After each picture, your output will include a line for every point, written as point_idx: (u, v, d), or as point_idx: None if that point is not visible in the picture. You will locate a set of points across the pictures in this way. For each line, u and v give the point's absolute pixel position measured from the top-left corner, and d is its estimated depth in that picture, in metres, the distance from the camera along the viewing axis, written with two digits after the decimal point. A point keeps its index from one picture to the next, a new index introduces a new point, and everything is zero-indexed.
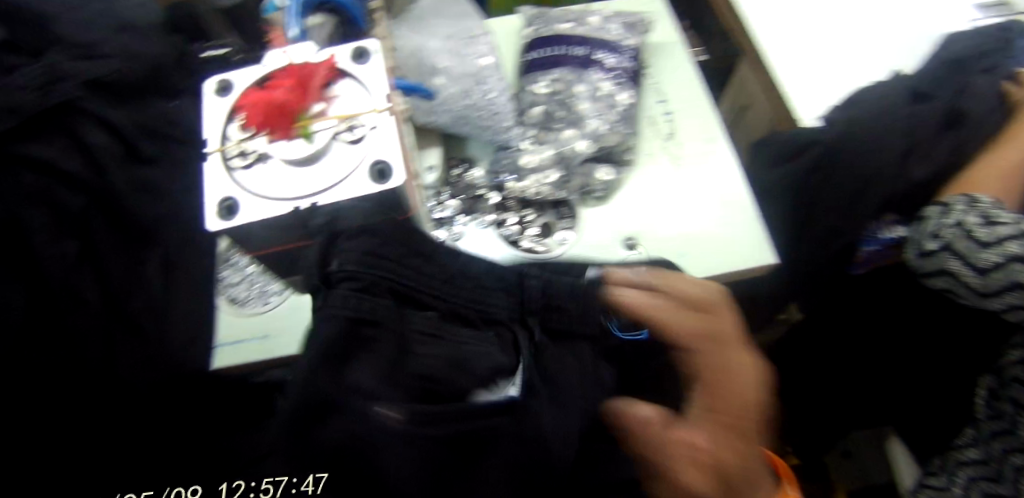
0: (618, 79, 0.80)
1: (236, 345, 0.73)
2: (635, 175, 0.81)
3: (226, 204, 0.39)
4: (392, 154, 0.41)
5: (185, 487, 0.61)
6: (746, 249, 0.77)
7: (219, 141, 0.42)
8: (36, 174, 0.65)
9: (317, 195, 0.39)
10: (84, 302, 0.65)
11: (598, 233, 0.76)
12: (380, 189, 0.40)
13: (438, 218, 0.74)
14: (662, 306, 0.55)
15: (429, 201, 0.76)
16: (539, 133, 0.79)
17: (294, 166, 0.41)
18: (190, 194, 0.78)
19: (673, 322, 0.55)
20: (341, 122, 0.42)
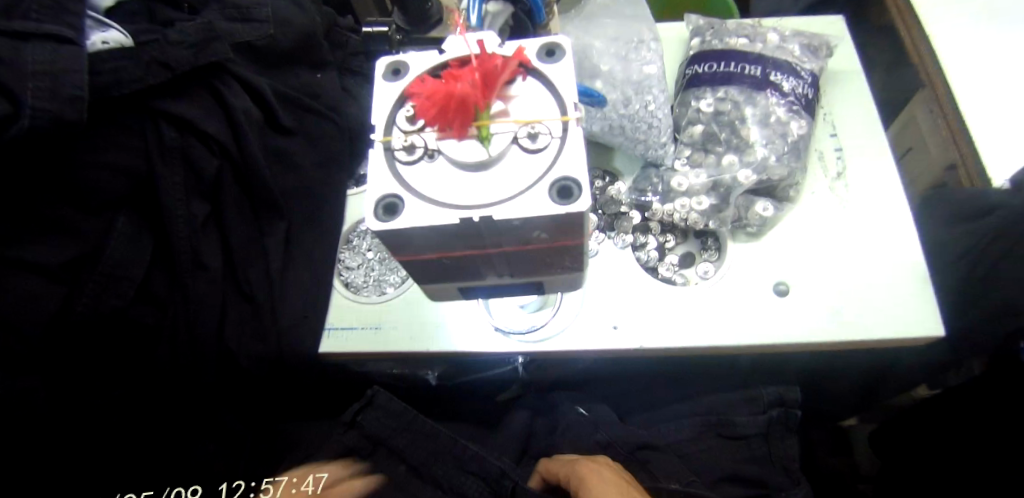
0: (794, 105, 0.71)
1: (345, 330, 0.72)
2: (795, 211, 0.73)
3: (389, 202, 0.35)
4: (579, 169, 0.34)
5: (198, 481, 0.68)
6: (910, 318, 0.66)
7: (385, 130, 0.37)
8: (177, 131, 0.65)
9: (492, 206, 0.34)
10: (204, 268, 0.66)
11: (745, 272, 0.69)
12: (563, 210, 0.33)
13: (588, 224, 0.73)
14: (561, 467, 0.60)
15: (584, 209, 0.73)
16: (695, 155, 0.73)
17: (466, 170, 0.35)
18: (319, 170, 0.77)
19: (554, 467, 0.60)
20: (521, 126, 0.36)
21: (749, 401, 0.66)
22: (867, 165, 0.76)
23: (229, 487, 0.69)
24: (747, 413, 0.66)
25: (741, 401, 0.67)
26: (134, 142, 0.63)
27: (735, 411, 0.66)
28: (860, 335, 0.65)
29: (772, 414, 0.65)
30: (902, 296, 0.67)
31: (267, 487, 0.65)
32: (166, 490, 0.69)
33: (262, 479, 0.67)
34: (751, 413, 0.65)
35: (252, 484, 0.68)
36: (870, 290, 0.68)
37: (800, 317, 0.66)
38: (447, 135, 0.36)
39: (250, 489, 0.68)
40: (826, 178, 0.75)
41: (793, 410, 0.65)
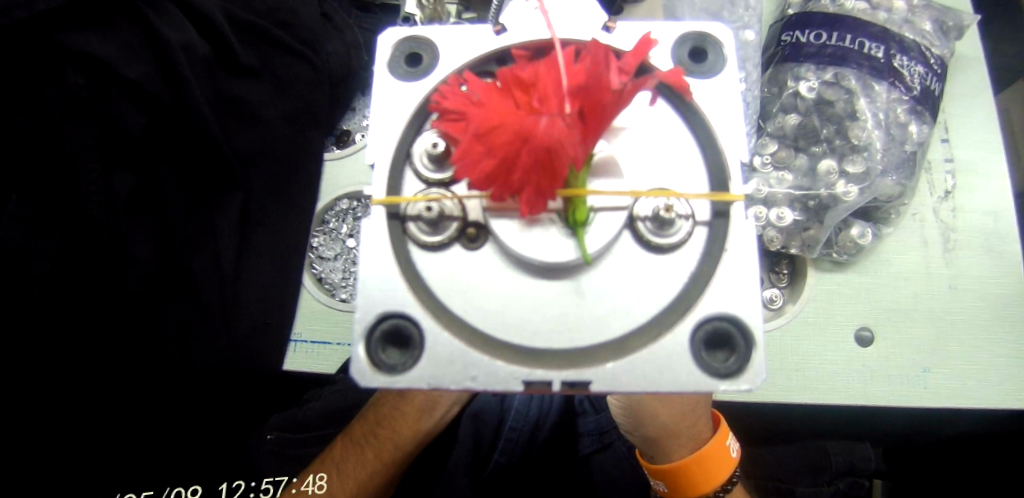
0: (919, 104, 0.54)
1: (316, 346, 0.55)
2: (893, 236, 0.58)
3: (402, 328, 0.20)
4: (744, 302, 0.19)
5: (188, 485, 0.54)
6: (1003, 386, 0.55)
7: (390, 175, 0.21)
8: (85, 74, 0.47)
9: (589, 363, 0.19)
10: (134, 260, 0.50)
11: (824, 311, 0.56)
12: (722, 386, 0.19)
13: None
14: None
15: None
16: (783, 152, 0.55)
17: (540, 275, 0.20)
18: (288, 127, 0.57)
19: None
20: (645, 199, 0.20)
21: (815, 469, 0.62)
22: (980, 183, 0.61)
23: (230, 486, 0.53)
24: (809, 483, 0.61)
25: (807, 465, 0.63)
26: (26, 93, 0.46)
27: (798, 481, 0.62)
28: (944, 403, 0.54)
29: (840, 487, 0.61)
30: (1004, 360, 0.55)
31: (269, 487, 0.52)
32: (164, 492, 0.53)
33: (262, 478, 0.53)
34: (816, 484, 0.61)
35: (253, 482, 0.53)
36: (963, 347, 0.55)
37: (882, 376, 0.54)
38: (506, 204, 0.20)
39: (253, 490, 0.52)
40: (932, 199, 0.60)
41: (862, 480, 0.61)
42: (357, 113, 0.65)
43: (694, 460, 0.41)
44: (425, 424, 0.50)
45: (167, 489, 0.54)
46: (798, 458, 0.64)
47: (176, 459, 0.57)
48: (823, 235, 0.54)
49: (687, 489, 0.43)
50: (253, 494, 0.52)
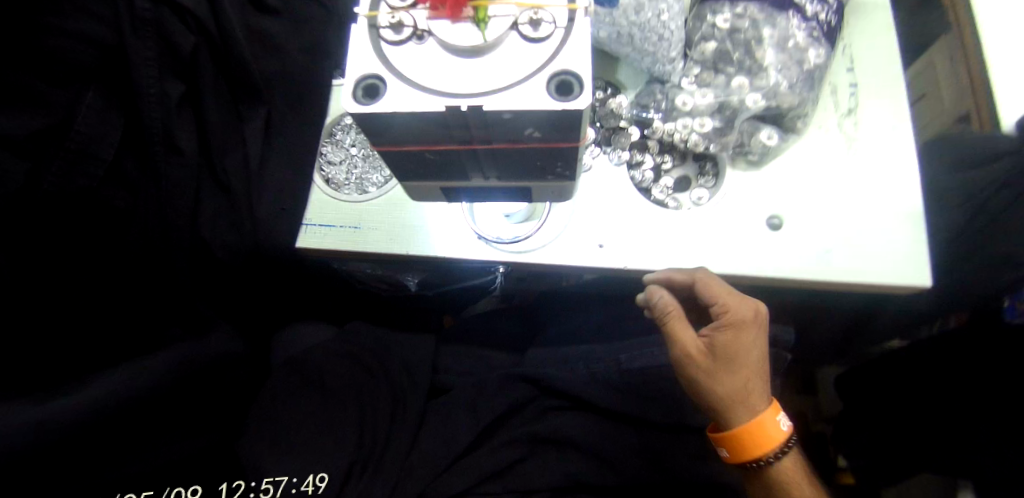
0: (814, 32, 0.67)
1: (324, 228, 0.70)
2: (799, 145, 0.71)
3: (371, 84, 0.32)
4: (582, 64, 0.32)
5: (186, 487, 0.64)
6: (898, 263, 0.66)
7: (372, 5, 0.34)
8: (149, 0, 0.59)
9: (483, 95, 0.31)
10: (180, 153, 0.64)
11: (740, 202, 0.68)
12: (559, 106, 0.31)
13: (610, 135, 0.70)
14: (720, 285, 0.57)
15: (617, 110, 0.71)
16: (704, 74, 0.68)
17: (459, 55, 0.33)
18: (304, 56, 0.71)
19: (732, 298, 0.56)
20: (523, 10, 0.33)
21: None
22: (878, 102, 0.73)
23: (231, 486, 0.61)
24: None
25: None
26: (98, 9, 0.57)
27: None
28: (845, 277, 0.66)
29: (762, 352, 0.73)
30: (900, 243, 0.67)
31: (268, 487, 0.59)
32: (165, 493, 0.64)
33: (262, 479, 0.59)
34: None
35: (253, 483, 0.60)
36: (864, 233, 0.67)
37: (790, 255, 0.66)
38: (439, 13, 0.33)
39: (252, 489, 0.59)
40: (836, 115, 0.72)
41: (783, 353, 0.73)
42: None
43: (748, 435, 0.57)
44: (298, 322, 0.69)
45: (167, 489, 0.64)
46: None
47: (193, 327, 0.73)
48: (733, 137, 0.68)
49: (739, 454, 0.59)
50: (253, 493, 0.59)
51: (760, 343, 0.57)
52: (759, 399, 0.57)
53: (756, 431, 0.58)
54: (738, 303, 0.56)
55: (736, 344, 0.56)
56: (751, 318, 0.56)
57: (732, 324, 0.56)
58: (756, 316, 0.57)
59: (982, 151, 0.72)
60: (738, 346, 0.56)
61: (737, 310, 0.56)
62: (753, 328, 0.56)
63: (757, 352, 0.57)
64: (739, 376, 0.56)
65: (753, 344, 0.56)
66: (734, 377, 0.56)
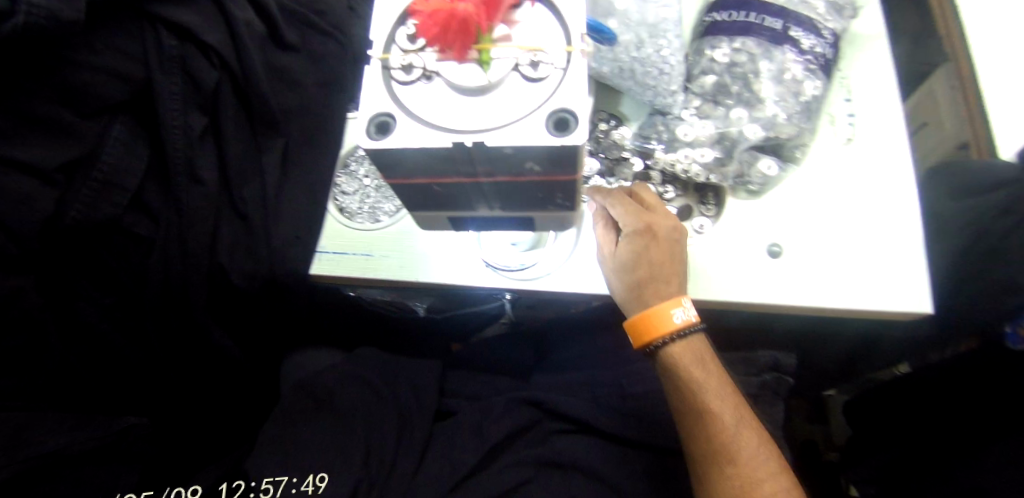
0: (811, 65, 0.68)
1: (337, 255, 0.72)
2: (798, 173, 0.72)
3: (383, 121, 0.35)
4: (579, 103, 0.34)
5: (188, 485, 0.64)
6: (901, 290, 0.66)
7: (384, 47, 0.37)
8: (175, 39, 0.62)
9: (486, 133, 0.33)
10: (201, 183, 0.67)
11: (741, 230, 0.70)
12: (559, 143, 0.33)
13: (612, 166, 0.72)
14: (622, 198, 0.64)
15: (618, 142, 0.73)
16: (704, 106, 0.70)
17: (464, 94, 0.35)
18: (323, 90, 0.75)
19: (628, 207, 0.63)
20: (524, 52, 0.35)
21: (745, 362, 0.74)
22: (877, 131, 0.74)
23: (230, 487, 0.63)
24: (742, 373, 0.73)
25: (738, 361, 0.75)
26: (130, 47, 0.61)
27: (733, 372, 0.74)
28: (845, 302, 0.66)
29: (766, 378, 0.72)
30: (902, 269, 0.67)
31: (269, 487, 0.61)
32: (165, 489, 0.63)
33: (262, 479, 0.62)
34: (745, 374, 0.73)
35: (253, 483, 0.62)
36: (862, 259, 0.68)
37: (790, 281, 0.67)
38: (446, 55, 0.35)
39: (253, 489, 0.61)
40: (836, 144, 0.74)
41: (785, 375, 0.73)
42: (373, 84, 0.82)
43: (639, 328, 0.61)
44: None
45: (168, 491, 0.64)
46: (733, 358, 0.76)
47: (216, 358, 0.75)
48: (733, 167, 0.69)
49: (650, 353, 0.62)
50: (253, 493, 0.61)
51: (659, 248, 0.60)
52: (654, 293, 0.60)
53: (647, 321, 0.60)
54: (632, 210, 0.63)
55: (626, 244, 0.61)
56: (641, 222, 0.61)
57: (623, 225, 0.62)
58: (647, 219, 0.61)
59: (984, 179, 0.73)
60: (630, 247, 0.61)
61: (630, 213, 0.62)
62: (647, 233, 0.61)
63: (652, 253, 0.60)
64: (632, 274, 0.61)
65: (650, 248, 0.60)
66: (634, 280, 0.60)
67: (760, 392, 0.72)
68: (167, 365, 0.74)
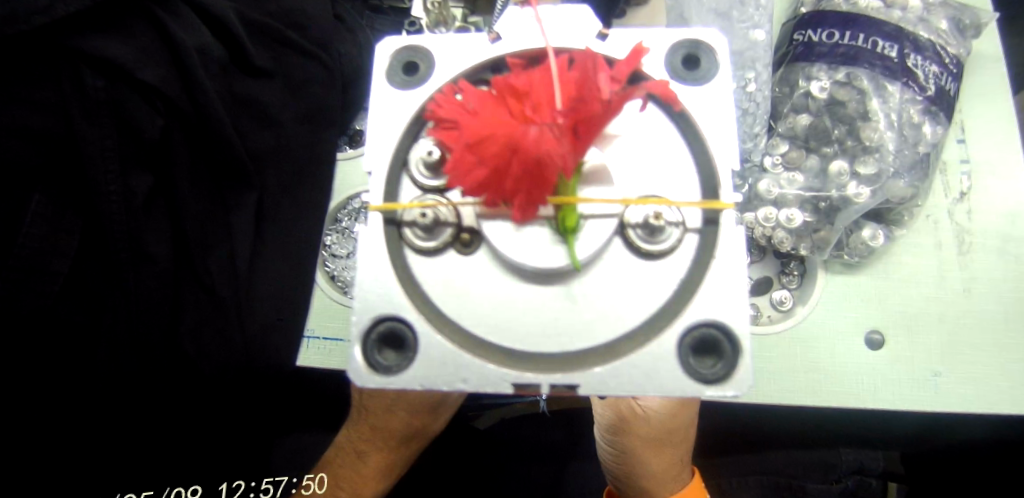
0: (932, 105, 0.53)
1: (331, 342, 0.58)
2: (908, 240, 0.56)
3: (397, 332, 0.20)
4: (733, 311, 0.20)
5: (187, 486, 0.60)
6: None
7: (389, 184, 0.22)
8: (104, 78, 0.48)
9: (578, 363, 0.20)
10: (151, 259, 0.52)
11: (838, 312, 0.54)
12: (703, 391, 0.19)
13: None
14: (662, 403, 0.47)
15: None
16: (794, 153, 0.55)
17: (532, 279, 0.20)
18: (303, 127, 0.58)
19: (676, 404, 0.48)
20: (636, 209, 0.20)
21: (824, 466, 0.64)
22: (1004, 181, 0.58)
23: (231, 487, 0.61)
24: (821, 479, 0.63)
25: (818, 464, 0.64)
26: (46, 96, 0.47)
27: (809, 475, 0.63)
28: (966, 407, 0.51)
29: (848, 483, 0.63)
30: None
31: (269, 487, 0.62)
32: (165, 493, 0.59)
33: (262, 480, 0.63)
34: (826, 481, 0.63)
35: (253, 483, 0.62)
36: (975, 351, 0.52)
37: (898, 379, 0.52)
38: (498, 207, 0.20)
39: (253, 489, 0.62)
40: (946, 200, 0.58)
41: (869, 479, 0.64)
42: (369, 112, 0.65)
43: None
44: (419, 414, 0.52)
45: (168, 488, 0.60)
46: (810, 455, 0.65)
47: (191, 458, 0.61)
48: (833, 236, 0.53)
49: None
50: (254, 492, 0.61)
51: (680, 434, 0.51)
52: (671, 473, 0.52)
53: None
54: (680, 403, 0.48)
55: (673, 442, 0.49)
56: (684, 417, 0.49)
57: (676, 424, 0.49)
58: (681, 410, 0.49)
59: None
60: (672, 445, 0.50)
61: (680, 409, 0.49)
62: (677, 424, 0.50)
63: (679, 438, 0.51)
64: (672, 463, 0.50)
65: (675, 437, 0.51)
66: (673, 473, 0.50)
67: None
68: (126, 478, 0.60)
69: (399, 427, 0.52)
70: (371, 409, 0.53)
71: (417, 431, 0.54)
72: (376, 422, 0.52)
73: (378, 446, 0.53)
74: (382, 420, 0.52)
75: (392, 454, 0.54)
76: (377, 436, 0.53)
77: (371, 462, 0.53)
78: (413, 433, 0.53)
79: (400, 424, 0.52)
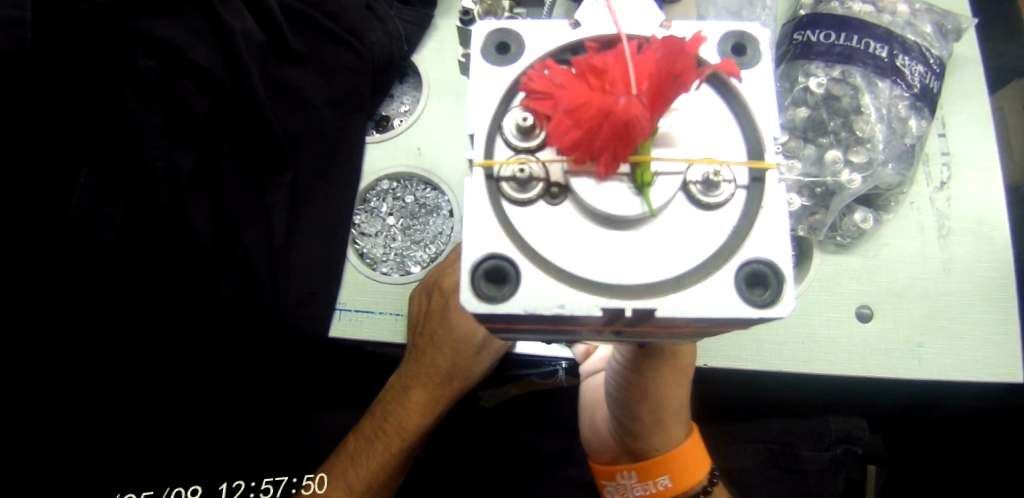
0: (917, 101, 0.59)
1: (361, 314, 0.59)
2: (894, 225, 0.61)
3: (499, 269, 0.24)
4: (779, 250, 0.24)
5: (187, 486, 0.61)
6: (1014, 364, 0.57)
7: (486, 147, 0.25)
8: (156, 58, 0.51)
9: (654, 294, 0.24)
10: (194, 233, 0.55)
11: (830, 290, 0.59)
12: (758, 313, 0.23)
13: None
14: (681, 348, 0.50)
15: None
16: (793, 143, 0.60)
17: (612, 225, 0.24)
18: (334, 111, 0.60)
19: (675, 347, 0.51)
20: (697, 168, 0.24)
21: (817, 435, 0.68)
22: (977, 174, 0.64)
23: (231, 486, 0.61)
24: (810, 447, 0.67)
25: (808, 434, 0.68)
26: (101, 72, 0.50)
27: (801, 444, 0.68)
28: (943, 374, 0.57)
29: (835, 452, 0.67)
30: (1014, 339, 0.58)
31: (269, 487, 0.61)
32: (164, 492, 0.61)
33: (261, 479, 0.62)
34: (815, 449, 0.67)
35: (254, 482, 0.62)
36: (952, 323, 0.58)
37: (883, 349, 0.57)
38: (584, 168, 0.24)
39: (253, 489, 0.61)
40: (929, 189, 0.63)
41: (855, 447, 0.68)
42: (394, 99, 0.67)
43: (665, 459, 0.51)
44: (457, 354, 0.60)
45: (167, 488, 0.61)
46: (800, 426, 0.69)
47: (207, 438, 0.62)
48: (828, 219, 0.58)
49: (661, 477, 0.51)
50: (254, 492, 0.61)
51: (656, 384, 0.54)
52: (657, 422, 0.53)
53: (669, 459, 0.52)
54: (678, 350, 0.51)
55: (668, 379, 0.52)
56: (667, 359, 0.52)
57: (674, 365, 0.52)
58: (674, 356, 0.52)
59: None
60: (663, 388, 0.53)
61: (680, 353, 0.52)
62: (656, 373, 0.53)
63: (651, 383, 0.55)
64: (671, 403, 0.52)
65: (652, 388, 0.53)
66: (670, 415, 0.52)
67: (830, 465, 0.67)
68: (151, 450, 0.62)
69: (442, 365, 0.60)
70: (416, 353, 0.61)
71: (456, 373, 0.61)
72: (422, 360, 0.60)
73: (422, 384, 0.60)
74: (426, 357, 0.60)
75: (434, 395, 0.60)
76: (423, 373, 0.60)
77: (417, 403, 0.60)
78: (453, 373, 0.60)
79: (445, 364, 0.60)
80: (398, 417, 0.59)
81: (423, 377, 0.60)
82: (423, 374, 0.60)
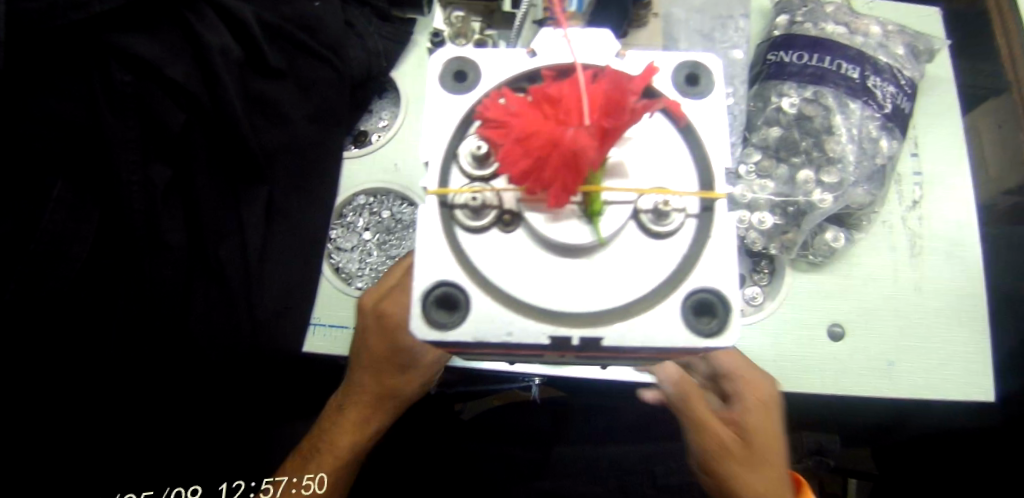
0: (888, 122, 0.60)
1: (336, 329, 0.60)
2: (866, 243, 0.62)
3: (449, 296, 0.24)
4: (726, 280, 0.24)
5: (187, 486, 0.61)
6: (981, 382, 0.58)
7: (441, 174, 0.26)
8: (132, 73, 0.51)
9: (602, 323, 0.24)
10: (169, 247, 0.54)
11: (802, 307, 0.59)
12: (702, 343, 0.24)
13: None
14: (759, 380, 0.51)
15: None
16: (765, 162, 0.61)
17: (564, 252, 0.25)
18: (311, 126, 0.60)
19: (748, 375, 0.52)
20: (648, 197, 0.25)
21: None
22: (948, 193, 0.65)
23: (230, 487, 0.62)
24: None
25: None
26: (76, 87, 0.50)
27: None
28: (911, 393, 0.57)
29: None
30: (982, 357, 0.59)
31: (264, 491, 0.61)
32: (165, 493, 0.61)
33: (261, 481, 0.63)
34: None
35: (252, 485, 0.63)
36: (922, 341, 0.59)
37: (854, 367, 0.58)
38: (535, 196, 0.24)
39: (251, 490, 0.62)
40: (901, 208, 0.64)
41: None
42: (374, 114, 0.67)
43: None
44: (389, 375, 0.54)
45: (167, 490, 0.61)
46: None
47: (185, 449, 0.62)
48: (799, 238, 0.59)
49: None
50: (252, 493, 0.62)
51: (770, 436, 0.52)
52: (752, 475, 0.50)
53: None
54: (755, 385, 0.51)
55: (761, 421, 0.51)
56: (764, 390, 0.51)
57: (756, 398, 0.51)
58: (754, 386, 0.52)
59: None
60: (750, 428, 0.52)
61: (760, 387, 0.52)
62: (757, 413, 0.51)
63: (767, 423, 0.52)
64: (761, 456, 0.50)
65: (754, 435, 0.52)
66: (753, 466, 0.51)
67: None
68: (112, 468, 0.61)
69: (373, 386, 0.54)
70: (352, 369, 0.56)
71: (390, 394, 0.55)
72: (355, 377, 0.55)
73: (355, 403, 0.56)
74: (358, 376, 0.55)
75: (369, 415, 0.56)
76: (355, 392, 0.55)
77: (354, 422, 0.56)
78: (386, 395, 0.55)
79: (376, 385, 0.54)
80: (336, 433, 0.56)
81: (356, 395, 0.56)
82: (356, 392, 0.55)
